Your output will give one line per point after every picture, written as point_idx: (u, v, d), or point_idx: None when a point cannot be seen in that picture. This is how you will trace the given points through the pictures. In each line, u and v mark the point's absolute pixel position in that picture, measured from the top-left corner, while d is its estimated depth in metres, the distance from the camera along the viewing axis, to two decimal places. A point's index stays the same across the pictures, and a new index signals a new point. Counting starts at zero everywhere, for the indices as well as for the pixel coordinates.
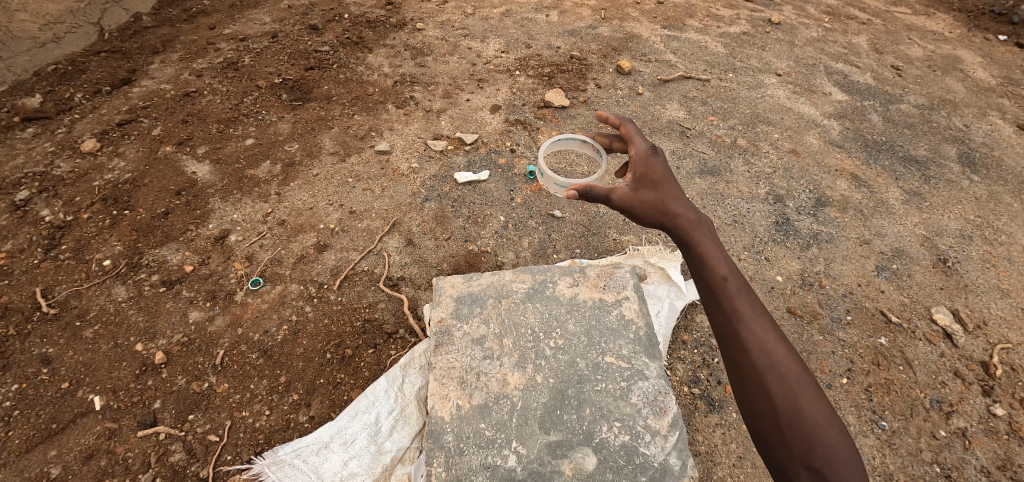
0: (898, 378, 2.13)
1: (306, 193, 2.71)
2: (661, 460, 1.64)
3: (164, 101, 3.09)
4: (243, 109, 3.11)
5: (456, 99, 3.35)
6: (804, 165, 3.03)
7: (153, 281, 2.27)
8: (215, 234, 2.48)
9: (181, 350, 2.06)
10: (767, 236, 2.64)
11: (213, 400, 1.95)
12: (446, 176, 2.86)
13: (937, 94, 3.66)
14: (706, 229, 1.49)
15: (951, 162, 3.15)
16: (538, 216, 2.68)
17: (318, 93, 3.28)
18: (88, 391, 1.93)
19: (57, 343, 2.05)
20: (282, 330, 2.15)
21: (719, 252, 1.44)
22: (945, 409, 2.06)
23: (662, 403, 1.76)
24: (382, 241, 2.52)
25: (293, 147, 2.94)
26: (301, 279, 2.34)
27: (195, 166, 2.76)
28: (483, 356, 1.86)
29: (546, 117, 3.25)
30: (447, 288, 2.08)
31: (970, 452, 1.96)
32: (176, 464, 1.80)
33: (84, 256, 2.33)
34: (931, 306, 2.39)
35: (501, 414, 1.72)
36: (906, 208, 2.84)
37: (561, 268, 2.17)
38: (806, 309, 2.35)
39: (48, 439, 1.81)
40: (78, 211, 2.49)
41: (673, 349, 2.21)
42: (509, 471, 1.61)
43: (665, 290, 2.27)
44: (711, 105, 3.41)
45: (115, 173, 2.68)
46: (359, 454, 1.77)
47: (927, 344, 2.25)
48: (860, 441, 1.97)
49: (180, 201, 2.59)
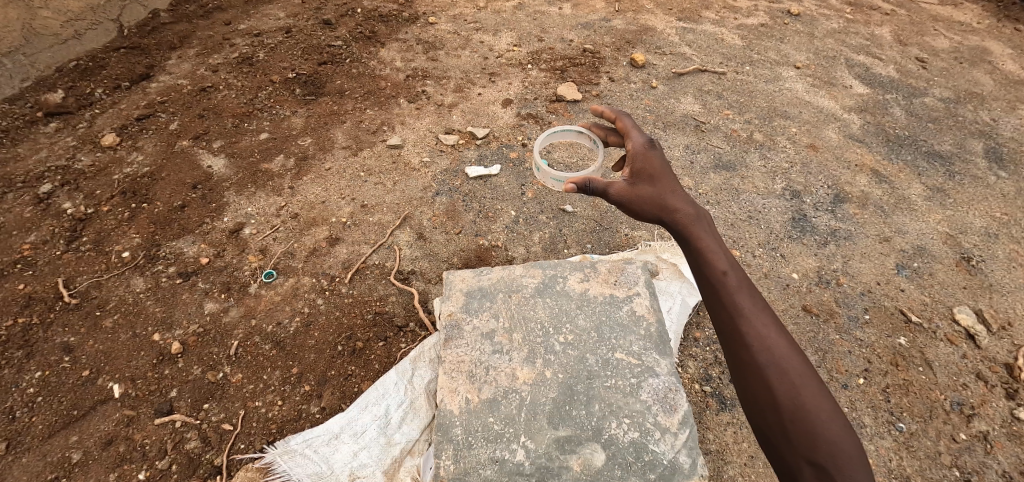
0: (917, 379, 2.08)
1: (319, 187, 2.73)
2: (670, 458, 1.63)
3: (181, 96, 3.14)
4: (257, 104, 3.14)
5: (468, 93, 3.34)
6: (823, 160, 2.97)
7: (170, 273, 2.32)
8: (229, 227, 2.51)
9: (196, 341, 2.10)
10: (783, 233, 2.59)
11: (227, 389, 1.98)
12: (457, 170, 2.86)
13: (963, 87, 3.55)
14: (706, 223, 1.48)
15: (978, 157, 3.05)
16: (549, 211, 2.67)
17: (331, 87, 3.30)
18: (107, 379, 1.97)
19: (78, 332, 2.10)
20: (295, 322, 2.18)
21: (719, 246, 1.43)
22: (965, 412, 2.01)
23: (673, 400, 1.74)
24: (393, 235, 2.53)
25: (306, 141, 2.96)
26: (313, 272, 2.36)
27: (211, 159, 2.81)
28: (493, 351, 1.86)
29: (558, 111, 3.23)
30: (457, 282, 2.09)
31: (991, 457, 1.90)
32: (191, 452, 1.83)
33: (104, 248, 2.38)
34: (953, 306, 2.32)
35: (510, 409, 1.72)
36: (928, 204, 2.76)
37: (571, 264, 2.16)
38: (822, 308, 2.30)
39: (70, 425, 1.86)
40: (98, 204, 2.54)
41: (685, 347, 2.19)
42: (517, 466, 1.61)
43: (677, 287, 2.24)
44: (727, 99, 3.35)
45: (134, 167, 2.73)
46: (370, 446, 1.79)
47: (948, 345, 2.19)
48: (876, 442, 1.92)
49: (196, 194, 2.64)
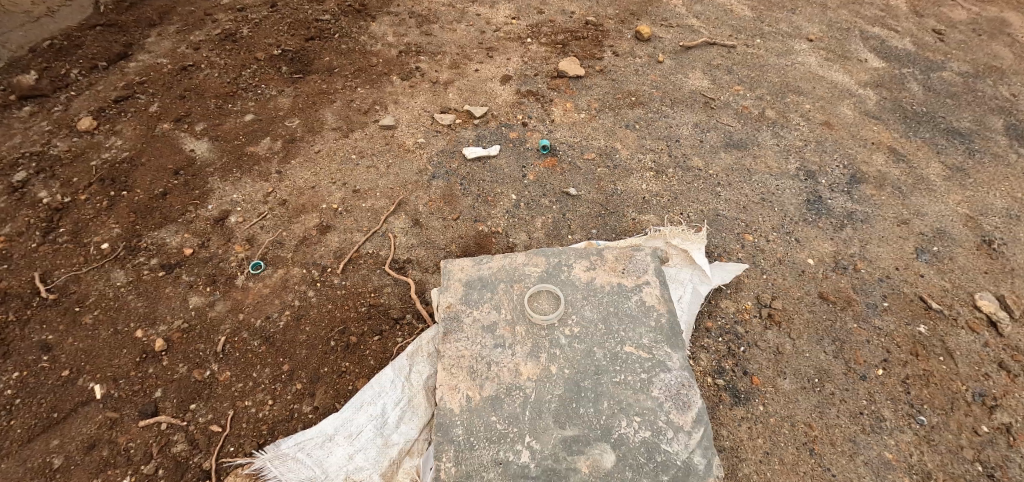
0: (938, 369, 1.99)
1: (308, 171, 2.59)
2: (684, 458, 1.55)
3: (161, 76, 2.96)
4: (242, 83, 2.98)
5: (465, 70, 3.17)
6: (838, 138, 2.83)
7: (152, 265, 2.19)
8: (214, 215, 2.38)
9: (181, 337, 1.98)
10: (798, 216, 2.47)
11: (215, 388, 1.87)
12: (454, 151, 2.72)
13: (982, 60, 3.39)
14: None
15: (998, 134, 2.90)
16: (551, 194, 2.53)
17: (319, 64, 3.14)
18: (88, 379, 1.85)
19: (56, 329, 1.97)
20: (284, 316, 2.06)
21: None
22: (988, 403, 1.91)
23: (685, 397, 1.66)
24: (387, 222, 2.40)
25: (294, 122, 2.81)
26: (303, 262, 2.24)
27: (193, 143, 2.66)
28: (494, 345, 1.76)
29: (560, 88, 3.07)
30: (456, 271, 1.97)
31: (1014, 450, 1.81)
32: (179, 455, 1.72)
33: (82, 239, 2.24)
34: (975, 292, 2.21)
35: (513, 407, 1.63)
36: (947, 184, 2.64)
37: (576, 250, 2.03)
38: (839, 295, 2.20)
39: (50, 428, 1.74)
40: (75, 193, 2.40)
41: (696, 337, 2.08)
42: (522, 468, 1.53)
43: (688, 274, 2.14)
44: (737, 74, 3.19)
45: (112, 152, 2.58)
46: (365, 448, 1.68)
47: (970, 333, 2.09)
48: (896, 437, 1.84)
49: (178, 180, 2.49)
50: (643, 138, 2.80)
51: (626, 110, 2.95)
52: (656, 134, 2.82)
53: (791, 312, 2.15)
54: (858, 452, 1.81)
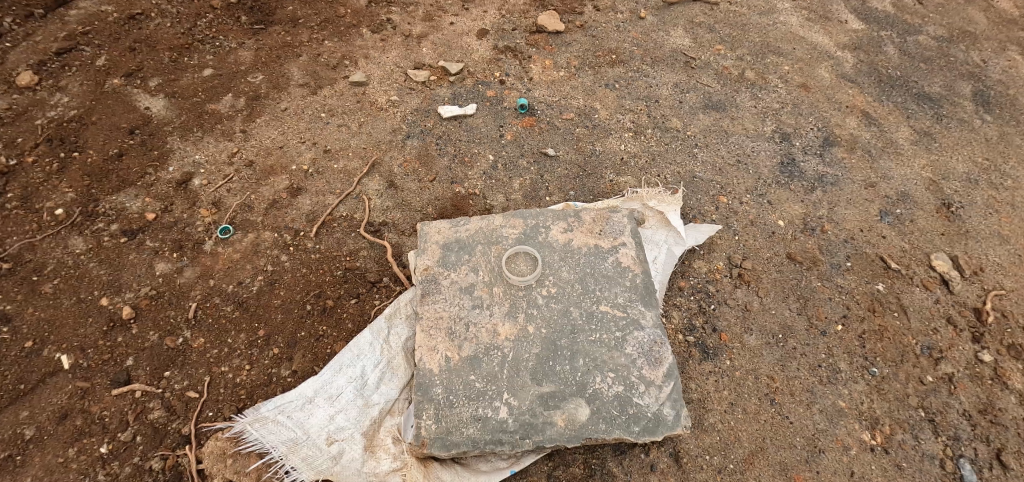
0: (892, 325, 2.10)
1: (275, 130, 2.49)
2: (655, 410, 1.63)
3: (106, 25, 2.72)
4: (198, 34, 2.79)
5: (439, 22, 3.03)
6: (814, 100, 2.85)
7: (112, 231, 2.10)
8: (176, 178, 2.28)
9: (150, 304, 1.93)
10: (771, 178, 2.52)
11: (190, 355, 1.85)
12: (430, 109, 2.64)
13: (957, 25, 3.41)
14: None
15: (965, 100, 2.96)
16: (530, 155, 2.50)
17: (282, 15, 2.96)
18: (53, 350, 1.80)
19: (14, 299, 1.89)
20: (257, 281, 2.02)
21: None
22: (934, 355, 2.03)
23: (657, 353, 1.72)
24: (361, 183, 2.34)
25: (258, 78, 2.67)
26: (274, 226, 2.18)
27: (148, 100, 2.50)
28: (472, 306, 1.78)
29: (539, 44, 2.98)
30: (433, 234, 1.96)
31: (954, 397, 1.94)
32: (156, 422, 1.71)
33: (34, 205, 2.12)
34: (931, 253, 2.32)
35: (492, 366, 1.67)
36: (914, 148, 2.71)
37: (554, 212, 2.03)
38: (807, 255, 2.28)
39: (18, 400, 1.70)
40: (22, 154, 2.24)
41: (669, 296, 2.14)
42: (501, 423, 1.58)
43: (663, 235, 2.18)
44: (719, 33, 3.15)
45: (59, 110, 2.40)
46: (346, 408, 1.69)
47: (923, 290, 2.21)
48: (850, 387, 1.96)
49: (134, 140, 2.36)
50: (623, 98, 2.76)
51: (606, 69, 2.89)
52: (636, 94, 2.78)
53: (759, 272, 2.22)
54: (815, 402, 1.92)
